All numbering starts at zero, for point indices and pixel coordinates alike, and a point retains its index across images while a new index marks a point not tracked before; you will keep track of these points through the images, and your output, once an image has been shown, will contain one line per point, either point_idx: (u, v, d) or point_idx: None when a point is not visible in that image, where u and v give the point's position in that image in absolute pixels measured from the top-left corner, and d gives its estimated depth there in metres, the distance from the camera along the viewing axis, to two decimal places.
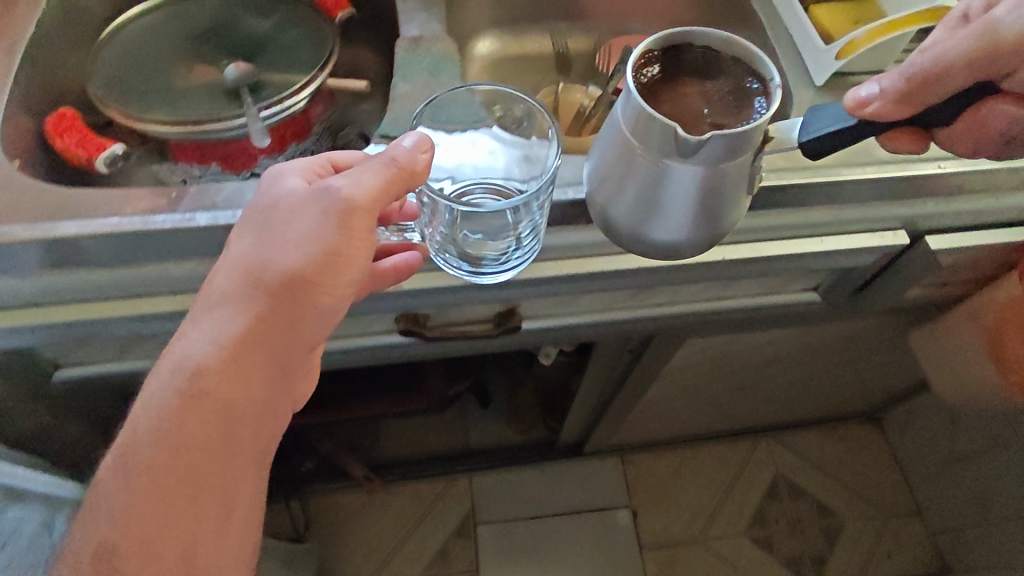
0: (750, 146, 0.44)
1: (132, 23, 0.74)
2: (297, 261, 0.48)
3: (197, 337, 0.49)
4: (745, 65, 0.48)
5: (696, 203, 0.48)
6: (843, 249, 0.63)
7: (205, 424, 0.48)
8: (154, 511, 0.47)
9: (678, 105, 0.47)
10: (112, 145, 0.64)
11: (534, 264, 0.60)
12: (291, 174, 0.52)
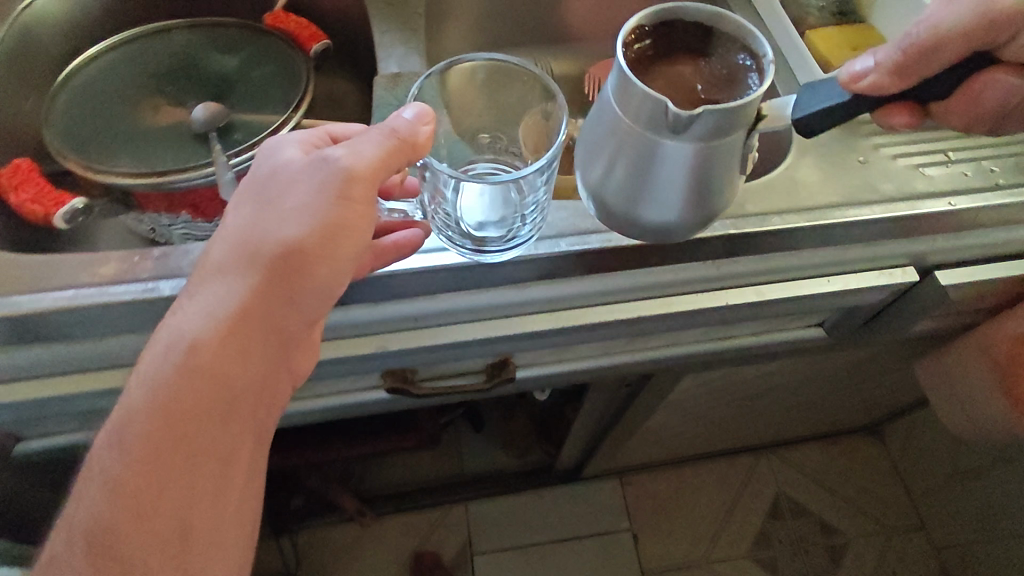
0: (743, 125, 0.43)
1: (90, 63, 0.70)
2: (299, 230, 0.44)
3: (193, 309, 0.44)
4: (737, 42, 0.47)
5: (690, 182, 0.46)
6: (851, 289, 0.60)
7: (204, 405, 0.43)
8: (141, 504, 0.41)
9: (670, 84, 0.47)
10: (71, 199, 0.59)
11: (526, 318, 0.56)
12: (288, 144, 0.48)
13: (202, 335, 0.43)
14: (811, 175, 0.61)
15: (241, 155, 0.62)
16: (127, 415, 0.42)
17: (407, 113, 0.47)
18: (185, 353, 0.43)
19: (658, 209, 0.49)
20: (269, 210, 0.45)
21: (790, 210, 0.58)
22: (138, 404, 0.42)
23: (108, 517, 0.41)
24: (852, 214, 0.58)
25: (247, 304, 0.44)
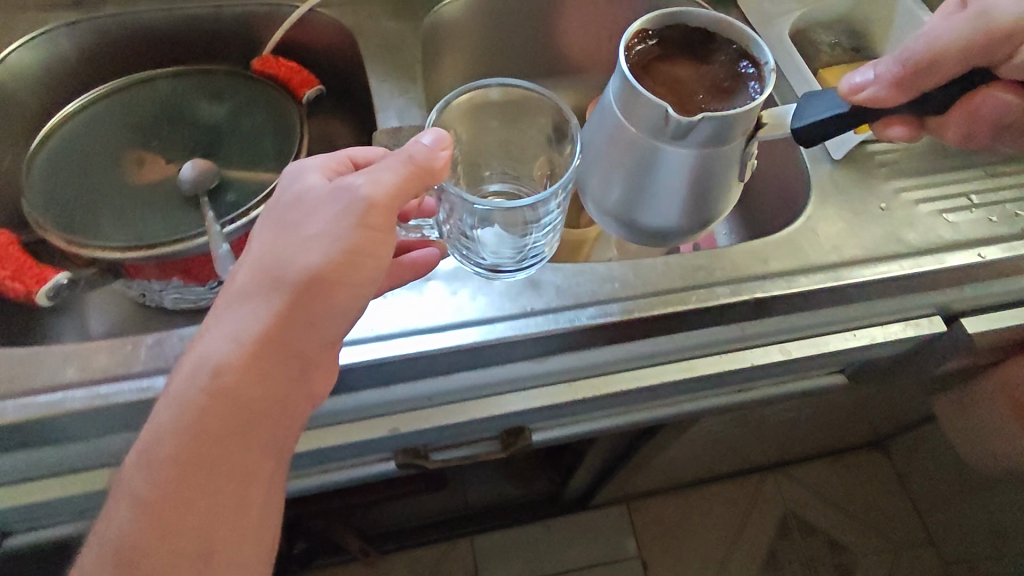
0: (739, 134, 0.49)
1: (67, 119, 0.65)
2: (322, 257, 0.41)
3: (218, 337, 0.41)
4: (736, 48, 0.54)
5: (691, 183, 0.51)
6: (876, 343, 0.58)
7: (229, 435, 0.40)
8: (164, 541, 0.38)
9: (673, 84, 0.53)
10: (55, 275, 0.56)
11: (544, 388, 0.54)
12: (310, 168, 0.46)
13: (225, 362, 0.40)
14: (832, 226, 0.58)
15: (236, 222, 0.57)
16: (152, 444, 0.39)
17: (429, 137, 0.44)
18: (208, 383, 0.40)
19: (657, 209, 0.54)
20: (293, 232, 0.42)
21: (814, 266, 0.55)
22: (163, 433, 0.39)
23: (133, 554, 0.38)
24: (880, 269, 0.55)
25: (271, 332, 0.41)
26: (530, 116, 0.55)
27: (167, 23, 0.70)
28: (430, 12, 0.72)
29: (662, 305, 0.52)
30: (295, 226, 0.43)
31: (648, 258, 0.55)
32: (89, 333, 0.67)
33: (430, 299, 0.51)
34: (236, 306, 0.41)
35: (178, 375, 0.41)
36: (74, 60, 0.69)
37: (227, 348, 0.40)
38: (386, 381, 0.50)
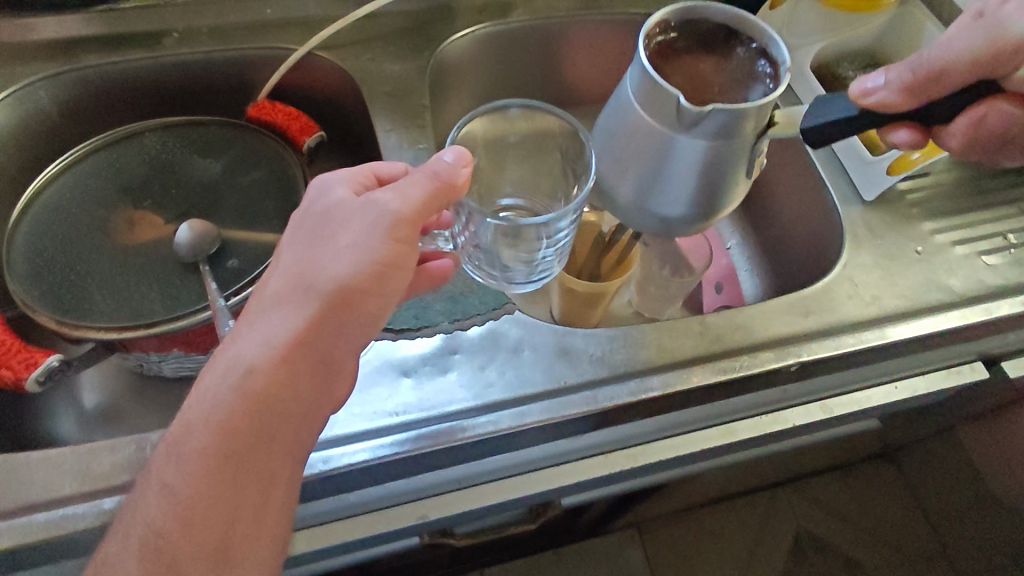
0: (747, 132, 0.45)
1: (52, 182, 0.61)
2: (350, 265, 0.41)
3: (250, 339, 0.39)
4: (757, 45, 0.50)
5: (699, 182, 0.49)
6: (918, 395, 0.56)
7: (260, 438, 0.38)
8: (191, 546, 0.36)
9: (688, 77, 0.49)
10: (47, 357, 0.52)
11: (577, 463, 0.51)
12: (339, 183, 0.45)
13: (259, 364, 0.38)
14: (870, 274, 0.56)
15: (241, 293, 0.54)
16: (183, 443, 0.37)
17: (450, 154, 0.45)
18: (242, 383, 0.38)
19: (668, 206, 0.51)
20: (321, 241, 0.42)
21: (855, 320, 0.53)
22: (194, 435, 0.37)
23: (160, 556, 0.36)
24: (921, 320, 0.53)
25: (303, 337, 0.39)
26: (545, 138, 0.58)
27: (156, 71, 0.66)
28: (436, 52, 0.69)
29: (705, 375, 0.49)
30: (324, 239, 0.42)
31: (682, 318, 0.52)
32: (83, 408, 0.62)
33: (460, 378, 0.48)
34: (269, 309, 0.40)
35: (208, 377, 0.39)
36: (55, 114, 0.65)
37: (262, 349, 0.39)
38: (420, 470, 0.47)
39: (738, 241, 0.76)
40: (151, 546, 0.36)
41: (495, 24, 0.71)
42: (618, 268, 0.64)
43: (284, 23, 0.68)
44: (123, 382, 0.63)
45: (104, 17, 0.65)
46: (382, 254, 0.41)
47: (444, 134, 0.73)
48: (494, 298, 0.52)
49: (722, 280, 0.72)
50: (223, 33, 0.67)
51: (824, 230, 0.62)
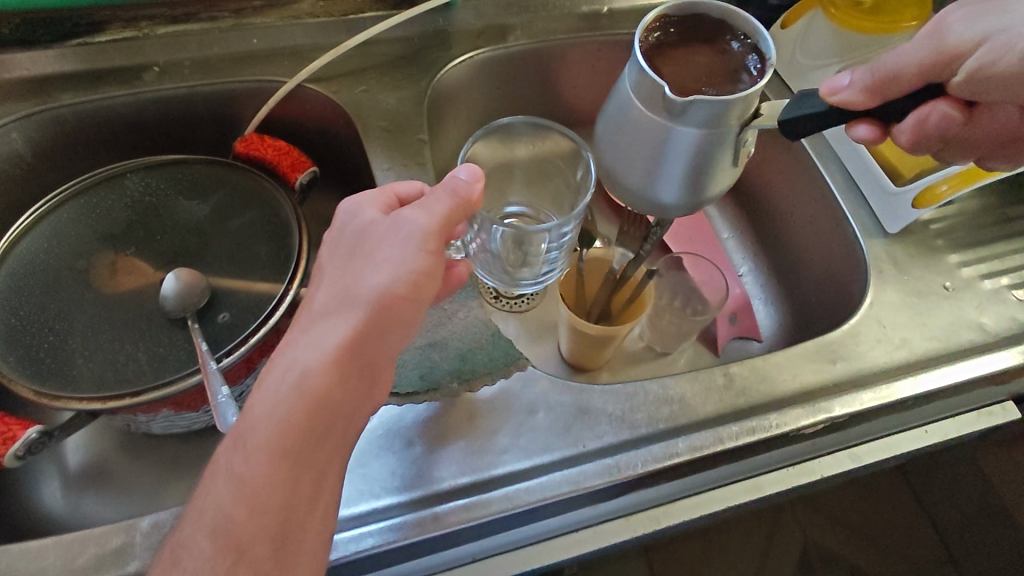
0: (739, 116, 0.40)
1: (26, 234, 0.56)
2: (391, 275, 0.39)
3: (303, 348, 0.38)
4: (751, 42, 0.43)
5: (691, 175, 0.43)
6: (949, 439, 0.53)
7: (314, 443, 0.37)
8: (254, 545, 0.35)
9: (678, 76, 0.42)
10: (28, 429, 0.48)
11: (598, 528, 0.48)
12: (369, 202, 0.44)
13: (314, 368, 0.37)
14: (897, 314, 0.53)
15: (233, 353, 0.51)
16: (245, 445, 0.37)
17: (468, 170, 0.43)
18: (298, 388, 0.37)
19: (673, 202, 0.44)
20: (361, 255, 0.40)
21: (882, 365, 0.50)
22: (254, 438, 0.36)
23: (228, 552, 0.35)
24: (951, 364, 0.51)
25: (353, 343, 0.38)
26: (551, 156, 0.55)
27: (135, 107, 0.62)
28: (434, 81, 0.65)
29: (732, 436, 0.46)
30: (363, 252, 0.41)
31: (705, 369, 0.49)
32: (66, 469, 0.58)
33: (471, 446, 0.45)
34: (319, 318, 0.39)
35: (264, 385, 0.38)
36: (29, 155, 0.60)
37: (317, 354, 0.37)
38: (434, 548, 0.44)
39: (751, 267, 0.72)
40: (216, 541, 0.35)
41: (495, 48, 0.67)
42: (631, 308, 0.60)
43: (273, 53, 0.65)
44: (115, 443, 0.60)
45: (82, 54, 0.61)
46: (419, 262, 0.40)
47: (444, 165, 0.70)
48: (503, 353, 0.49)
49: (736, 311, 0.67)
50: (208, 66, 0.63)
51: (846, 263, 0.60)
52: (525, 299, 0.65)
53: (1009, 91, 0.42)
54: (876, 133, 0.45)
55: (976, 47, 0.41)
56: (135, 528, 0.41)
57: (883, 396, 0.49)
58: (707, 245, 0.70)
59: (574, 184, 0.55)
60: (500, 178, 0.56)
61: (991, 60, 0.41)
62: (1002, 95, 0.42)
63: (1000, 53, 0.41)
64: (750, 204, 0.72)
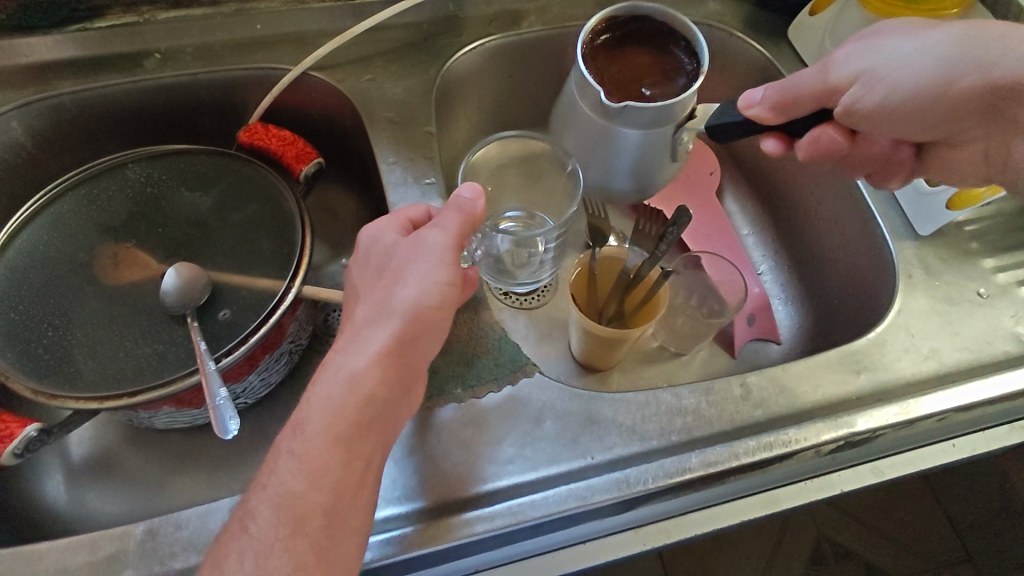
0: (674, 119, 0.49)
1: (25, 226, 0.54)
2: (423, 289, 0.39)
3: (346, 360, 0.38)
4: (687, 42, 0.53)
5: (635, 169, 0.53)
6: (979, 454, 0.50)
7: (359, 445, 0.37)
8: (314, 518, 0.35)
9: (618, 80, 0.52)
10: (27, 426, 0.47)
11: (604, 542, 0.46)
12: (387, 227, 0.43)
13: (361, 370, 0.37)
14: (925, 322, 0.51)
15: (233, 354, 0.50)
16: (300, 434, 0.36)
17: (469, 188, 0.43)
18: (345, 398, 0.36)
19: (622, 188, 0.56)
20: (388, 276, 0.40)
21: (906, 377, 0.48)
22: (309, 427, 0.36)
23: (288, 525, 0.35)
24: (983, 378, 0.49)
25: (393, 356, 0.38)
26: (539, 159, 0.56)
27: (138, 95, 0.60)
28: (442, 70, 0.63)
29: (748, 451, 0.44)
30: (391, 272, 0.40)
31: (722, 378, 0.47)
32: (66, 464, 0.57)
33: (474, 456, 0.44)
34: (358, 333, 0.38)
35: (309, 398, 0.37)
36: (30, 144, 0.59)
37: (363, 356, 0.37)
38: (438, 561, 0.43)
39: (771, 266, 0.68)
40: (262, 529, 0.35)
41: (506, 36, 0.64)
42: (642, 311, 0.57)
43: (277, 40, 0.63)
44: (117, 438, 0.59)
45: (83, 40, 0.60)
46: (448, 274, 0.40)
47: (451, 157, 0.68)
48: (510, 359, 0.47)
49: (755, 311, 0.64)
50: (210, 53, 0.61)
51: (874, 266, 0.57)
52: (535, 296, 0.63)
53: (883, 121, 0.47)
54: (783, 145, 0.51)
55: (855, 82, 0.46)
56: (131, 535, 0.42)
57: (909, 410, 0.47)
58: (727, 243, 0.67)
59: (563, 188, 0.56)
60: (492, 182, 0.57)
61: (863, 97, 0.46)
62: (879, 126, 0.48)
63: (872, 90, 0.46)
64: (771, 200, 0.69)
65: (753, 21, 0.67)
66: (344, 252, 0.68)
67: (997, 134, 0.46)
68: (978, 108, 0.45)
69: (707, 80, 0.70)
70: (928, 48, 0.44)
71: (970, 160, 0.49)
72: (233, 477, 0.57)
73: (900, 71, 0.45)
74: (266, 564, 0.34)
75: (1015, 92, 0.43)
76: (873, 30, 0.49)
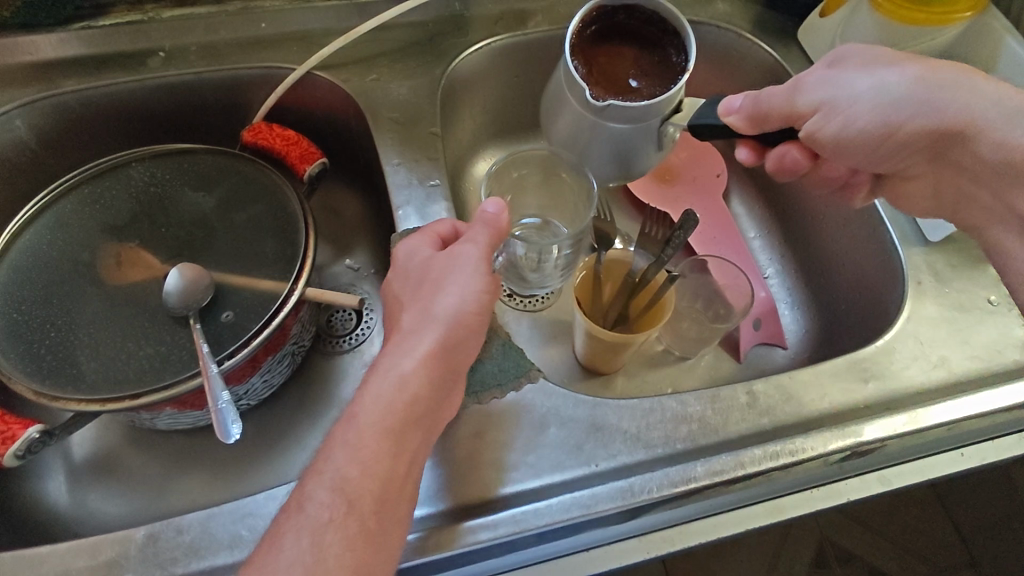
0: (660, 113, 0.47)
1: (28, 226, 0.54)
2: (462, 299, 0.41)
3: (399, 365, 0.39)
4: (675, 34, 0.49)
5: (619, 161, 0.51)
6: (989, 464, 0.49)
7: (406, 443, 0.38)
8: (366, 502, 0.35)
9: (607, 72, 0.50)
10: (29, 428, 0.47)
11: (609, 550, 0.46)
12: (422, 241, 0.45)
13: (409, 372, 0.38)
14: (935, 331, 0.50)
15: (235, 357, 0.50)
16: (355, 425, 0.37)
17: (494, 203, 0.44)
18: (394, 399, 0.38)
19: (605, 175, 0.53)
20: (429, 287, 0.42)
21: (914, 385, 0.48)
22: (363, 418, 0.37)
23: (342, 506, 0.35)
24: (993, 388, 0.48)
25: (439, 360, 0.39)
26: (554, 169, 0.56)
27: (141, 94, 0.60)
28: (448, 70, 0.62)
29: (754, 460, 0.44)
30: (431, 284, 0.42)
31: (727, 386, 0.47)
32: (68, 465, 0.57)
33: (478, 463, 0.44)
34: (405, 341, 0.40)
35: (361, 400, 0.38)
36: (34, 143, 0.59)
37: (412, 358, 0.39)
38: (442, 567, 0.43)
39: (777, 270, 0.68)
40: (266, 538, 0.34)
41: (513, 35, 0.63)
42: (648, 314, 0.56)
43: (281, 39, 0.62)
44: (119, 438, 0.59)
45: (88, 38, 0.59)
46: (484, 283, 0.42)
47: (456, 156, 0.68)
48: (515, 364, 0.47)
49: (762, 315, 0.63)
50: (214, 51, 0.61)
51: (881, 273, 0.56)
52: (540, 298, 0.62)
53: (843, 150, 0.48)
54: (752, 155, 0.52)
55: (816, 111, 0.47)
56: (132, 539, 0.42)
57: (917, 420, 0.46)
58: (733, 246, 0.66)
59: (575, 198, 0.56)
60: (513, 184, 0.58)
61: (823, 127, 0.47)
62: (838, 153, 0.49)
63: (831, 123, 0.47)
64: (779, 203, 0.68)
65: (763, 22, 0.66)
66: (348, 252, 0.68)
67: (944, 175, 0.48)
68: (926, 147, 0.47)
69: (715, 81, 0.69)
70: (890, 86, 0.45)
71: (921, 192, 0.51)
72: (236, 479, 0.57)
73: (859, 108, 0.46)
74: (321, 544, 0.34)
75: (961, 138, 0.45)
76: (846, 52, 0.48)
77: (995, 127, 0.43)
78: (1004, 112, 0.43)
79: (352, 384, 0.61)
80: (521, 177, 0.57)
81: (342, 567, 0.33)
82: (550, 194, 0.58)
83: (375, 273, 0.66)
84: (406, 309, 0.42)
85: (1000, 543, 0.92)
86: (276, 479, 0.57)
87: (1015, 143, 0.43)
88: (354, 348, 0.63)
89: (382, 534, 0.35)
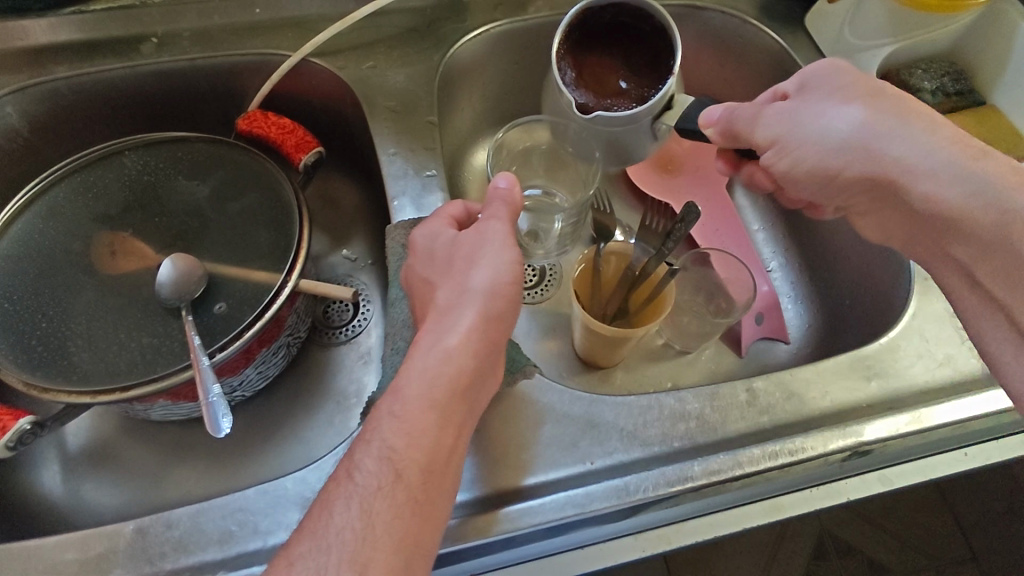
0: (651, 111, 0.46)
1: (20, 214, 0.53)
2: (493, 275, 0.39)
3: (436, 342, 0.37)
4: (664, 31, 0.47)
5: (614, 152, 0.51)
6: (993, 463, 0.48)
7: (453, 417, 0.36)
8: (414, 473, 0.34)
9: (597, 74, 0.49)
10: (22, 418, 0.46)
11: (606, 548, 0.45)
12: (441, 225, 0.44)
13: (456, 345, 0.37)
14: (939, 327, 0.49)
15: (227, 348, 0.49)
16: (400, 397, 0.36)
17: (504, 178, 0.44)
18: (435, 373, 0.36)
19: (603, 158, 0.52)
20: (460, 265, 0.41)
21: (915, 382, 0.47)
22: (408, 392, 0.36)
23: (389, 475, 0.34)
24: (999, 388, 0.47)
25: (482, 332, 0.38)
26: (558, 147, 0.55)
27: (135, 80, 0.59)
28: (446, 57, 0.61)
29: (753, 460, 0.43)
30: (459, 264, 0.41)
31: (727, 383, 0.46)
32: (62, 455, 0.57)
33: (472, 460, 0.44)
34: (444, 318, 0.39)
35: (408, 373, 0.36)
36: (26, 130, 0.58)
37: (455, 333, 0.37)
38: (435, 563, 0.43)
39: (781, 263, 0.67)
40: None
41: (513, 22, 0.62)
42: (649, 308, 0.55)
43: (276, 25, 0.61)
44: (114, 428, 0.58)
45: (81, 24, 0.58)
46: (516, 253, 0.41)
47: (455, 144, 0.67)
48: (510, 360, 0.45)
49: (764, 310, 0.62)
50: (208, 37, 0.60)
51: (888, 270, 0.55)
52: (540, 290, 0.62)
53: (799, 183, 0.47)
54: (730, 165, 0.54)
55: (771, 146, 0.47)
56: (120, 534, 0.42)
57: (919, 419, 0.45)
58: (736, 238, 0.65)
59: (577, 173, 0.56)
60: (516, 160, 0.57)
61: (776, 161, 0.47)
62: (798, 185, 0.48)
63: (782, 158, 0.47)
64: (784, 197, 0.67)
65: (771, 8, 0.65)
66: (345, 242, 0.67)
67: (888, 219, 0.44)
68: (868, 192, 0.44)
69: (720, 69, 0.68)
70: (844, 127, 0.43)
71: (875, 229, 0.47)
72: (231, 470, 0.57)
73: (808, 148, 0.45)
74: (368, 511, 0.33)
75: (894, 189, 0.42)
76: (817, 76, 0.46)
77: (922, 181, 0.40)
78: (935, 166, 0.40)
79: (348, 376, 0.60)
80: (522, 154, 0.56)
81: (391, 536, 0.32)
82: (551, 168, 0.57)
83: (372, 263, 0.66)
84: (439, 289, 0.41)
85: (1000, 539, 0.91)
86: (271, 470, 0.57)
87: (941, 200, 0.39)
88: (351, 339, 0.62)
89: (424, 506, 0.34)
